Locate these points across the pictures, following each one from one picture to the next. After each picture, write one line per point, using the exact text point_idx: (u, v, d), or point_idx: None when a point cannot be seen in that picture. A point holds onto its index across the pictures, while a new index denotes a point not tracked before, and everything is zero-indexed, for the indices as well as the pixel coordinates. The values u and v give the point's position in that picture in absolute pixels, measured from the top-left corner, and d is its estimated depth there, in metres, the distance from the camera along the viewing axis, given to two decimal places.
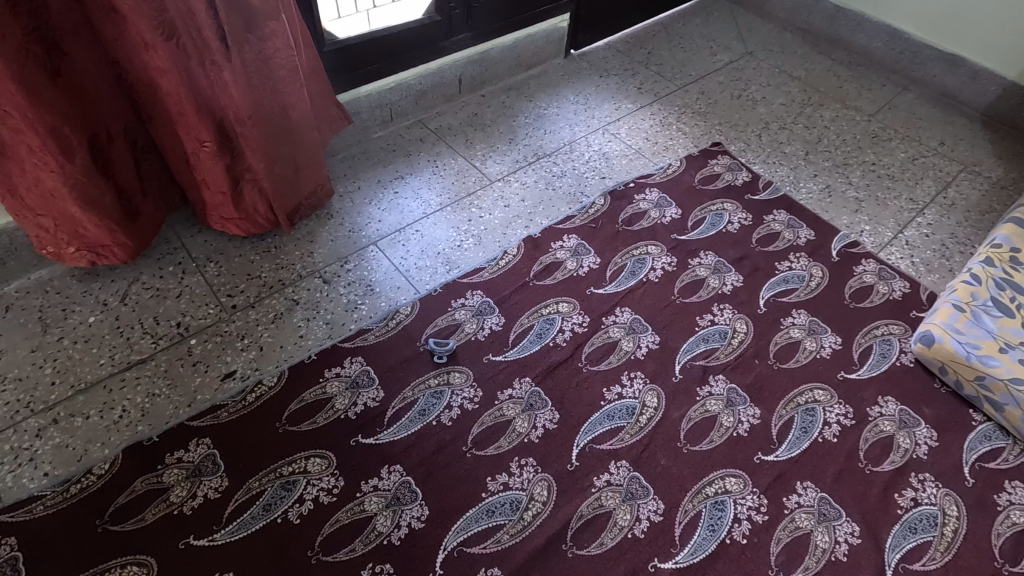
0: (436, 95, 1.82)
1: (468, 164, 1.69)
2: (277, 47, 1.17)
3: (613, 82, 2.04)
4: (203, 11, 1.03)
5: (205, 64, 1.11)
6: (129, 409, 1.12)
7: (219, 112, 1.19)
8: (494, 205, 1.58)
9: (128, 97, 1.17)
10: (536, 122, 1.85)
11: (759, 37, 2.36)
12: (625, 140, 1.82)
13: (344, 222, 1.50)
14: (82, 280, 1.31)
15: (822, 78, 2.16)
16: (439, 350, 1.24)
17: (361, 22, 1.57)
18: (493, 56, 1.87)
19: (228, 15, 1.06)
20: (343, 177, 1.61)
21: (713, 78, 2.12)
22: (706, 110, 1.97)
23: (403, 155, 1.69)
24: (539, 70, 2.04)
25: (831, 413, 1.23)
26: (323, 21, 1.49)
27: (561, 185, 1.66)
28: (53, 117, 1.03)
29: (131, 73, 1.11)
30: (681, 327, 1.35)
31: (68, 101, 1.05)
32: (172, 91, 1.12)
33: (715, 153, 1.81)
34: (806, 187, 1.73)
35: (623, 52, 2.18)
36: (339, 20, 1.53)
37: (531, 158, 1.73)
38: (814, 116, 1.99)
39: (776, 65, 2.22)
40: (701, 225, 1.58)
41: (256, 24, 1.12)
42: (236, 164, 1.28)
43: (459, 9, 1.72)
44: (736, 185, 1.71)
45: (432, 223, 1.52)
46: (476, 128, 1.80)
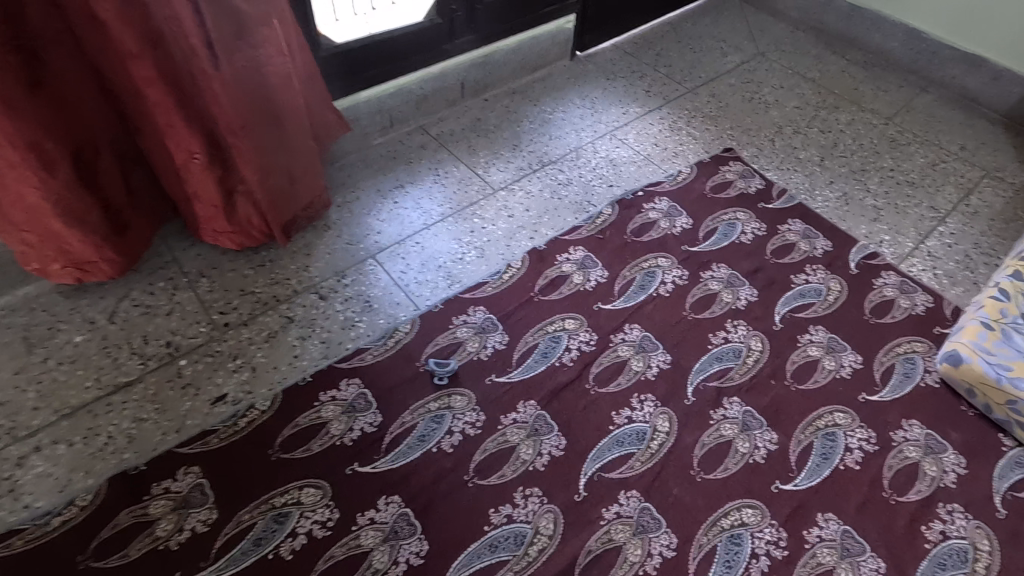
0: (438, 100, 1.76)
1: (470, 172, 1.63)
2: (270, 54, 1.12)
3: (620, 84, 1.98)
4: (190, 18, 0.97)
5: (194, 73, 1.05)
6: (116, 435, 1.07)
7: (209, 122, 1.14)
8: (497, 215, 1.52)
9: (114, 107, 1.12)
10: (541, 127, 1.79)
11: (770, 37, 2.29)
12: (633, 145, 1.76)
13: (342, 234, 1.44)
14: (70, 297, 1.25)
15: (837, 79, 2.09)
16: (441, 371, 1.19)
17: (359, 25, 1.52)
18: (496, 59, 1.81)
19: (217, 22, 1.00)
20: (342, 186, 1.55)
21: (723, 80, 2.05)
22: (717, 114, 1.90)
23: (403, 163, 1.63)
24: (544, 73, 1.97)
25: (853, 438, 1.16)
26: (319, 25, 1.44)
27: (567, 193, 1.59)
28: (34, 131, 0.97)
29: (116, 83, 1.06)
30: (693, 345, 1.29)
31: (50, 113, 1.00)
32: (159, 101, 1.06)
33: (727, 158, 1.74)
34: (823, 194, 1.66)
35: (630, 53, 2.11)
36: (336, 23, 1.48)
37: (537, 165, 1.67)
38: (829, 119, 1.92)
39: (788, 65, 2.15)
40: (714, 236, 1.52)
41: (247, 31, 1.06)
42: (229, 176, 1.23)
43: (462, 11, 1.66)
44: (750, 193, 1.65)
45: (434, 235, 1.46)
46: (479, 134, 1.74)
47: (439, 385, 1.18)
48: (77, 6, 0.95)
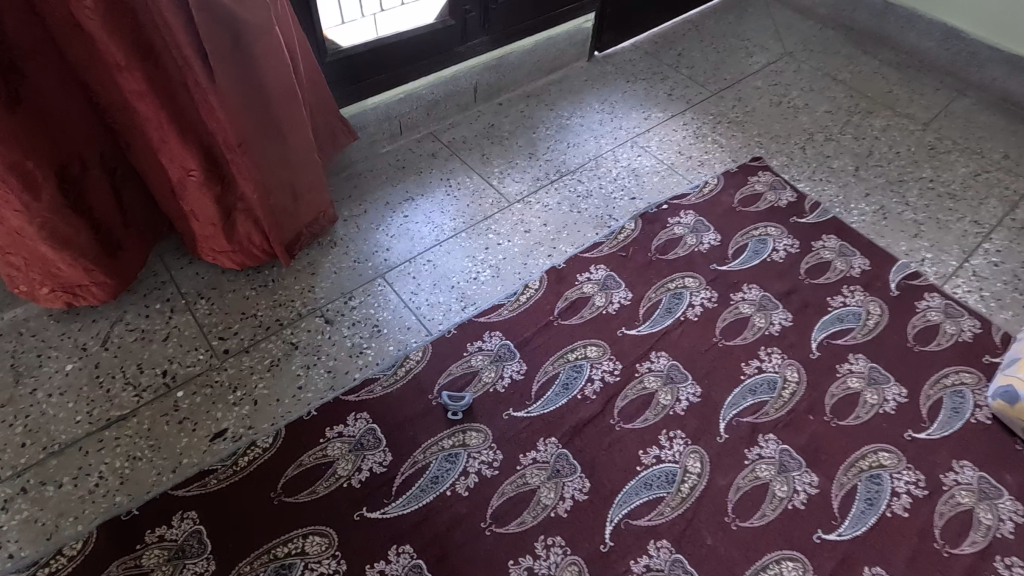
0: (449, 105, 1.67)
1: (484, 183, 1.54)
2: (271, 64, 1.03)
3: (641, 87, 1.87)
4: (182, 28, 0.88)
5: (189, 85, 0.97)
6: (107, 475, 1.00)
7: (206, 137, 1.06)
8: (513, 230, 1.44)
9: (104, 121, 1.03)
10: (558, 134, 1.69)
11: (798, 35, 2.17)
12: (656, 154, 1.66)
13: (349, 252, 1.36)
14: (61, 321, 1.18)
15: (870, 81, 1.98)
16: (454, 405, 1.11)
17: (366, 28, 1.43)
18: (511, 62, 1.72)
19: (213, 31, 0.91)
20: (348, 198, 1.47)
21: (749, 82, 1.94)
22: (745, 119, 1.80)
23: (413, 173, 1.54)
24: (561, 75, 1.87)
25: (900, 481, 1.08)
26: (324, 28, 1.36)
27: (587, 206, 1.50)
28: (15, 150, 0.89)
29: (105, 96, 0.98)
30: (724, 375, 1.20)
31: (33, 131, 0.91)
32: (151, 116, 0.98)
33: (756, 168, 1.64)
34: (859, 208, 1.56)
35: (651, 53, 2.01)
36: (342, 26, 1.39)
37: (554, 175, 1.58)
38: (863, 125, 1.81)
39: (818, 66, 2.03)
40: (744, 253, 1.43)
41: (246, 40, 0.97)
42: (228, 194, 1.14)
43: (476, 12, 1.56)
44: (781, 206, 1.55)
45: (446, 252, 1.38)
46: (493, 141, 1.65)
47: (452, 420, 1.10)
48: (60, 14, 0.87)
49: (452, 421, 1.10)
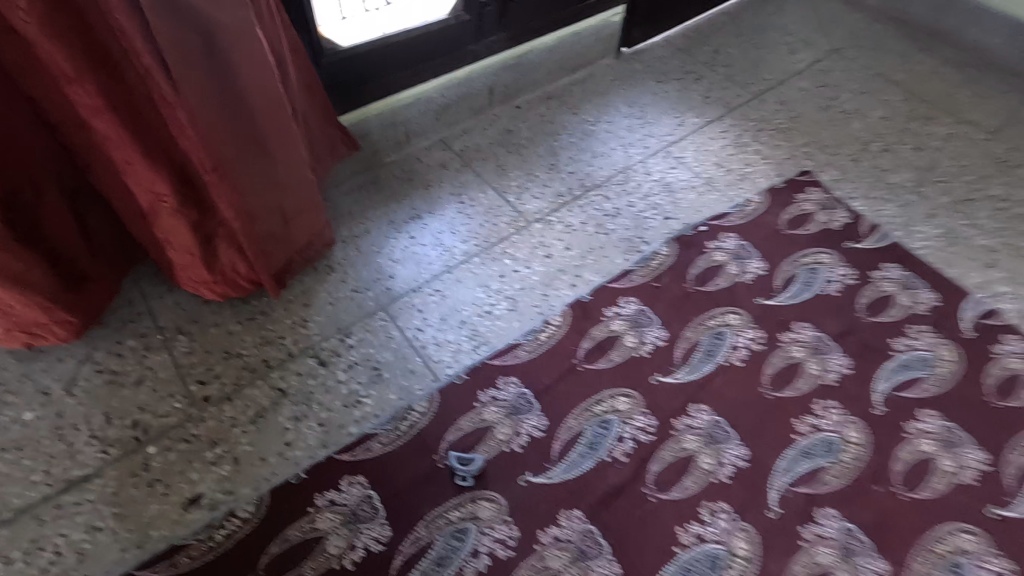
0: (462, 110, 1.50)
1: (500, 199, 1.38)
2: (254, 74, 0.87)
3: (674, 88, 1.69)
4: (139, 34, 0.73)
5: (154, 100, 0.81)
6: (64, 551, 0.87)
7: (179, 158, 0.91)
8: (532, 255, 1.28)
9: (59, 137, 0.89)
10: (582, 142, 1.52)
11: (846, 29, 1.97)
12: (691, 166, 1.49)
13: (347, 280, 1.21)
14: (22, 360, 1.05)
15: (929, 82, 1.78)
16: (465, 468, 0.97)
17: (371, 24, 1.25)
18: (531, 61, 1.54)
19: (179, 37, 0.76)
20: (348, 216, 1.31)
21: (794, 83, 1.75)
22: (790, 125, 1.62)
23: (421, 186, 1.39)
24: (584, 74, 1.70)
25: (984, 571, 0.92)
26: (321, 25, 1.17)
27: (615, 228, 1.34)
28: None
29: (56, 111, 0.83)
30: (775, 434, 1.05)
31: None
32: (111, 135, 0.83)
33: (804, 184, 1.46)
34: (922, 231, 1.38)
35: (684, 49, 1.82)
36: (343, 23, 1.21)
37: (577, 190, 1.41)
38: (923, 133, 1.62)
39: (870, 64, 1.83)
40: (793, 285, 1.26)
41: (222, 46, 0.82)
42: (206, 220, 1.00)
43: (493, 5, 1.38)
44: (834, 228, 1.38)
45: (456, 281, 1.22)
46: (510, 151, 1.48)
47: (463, 486, 0.96)
48: None
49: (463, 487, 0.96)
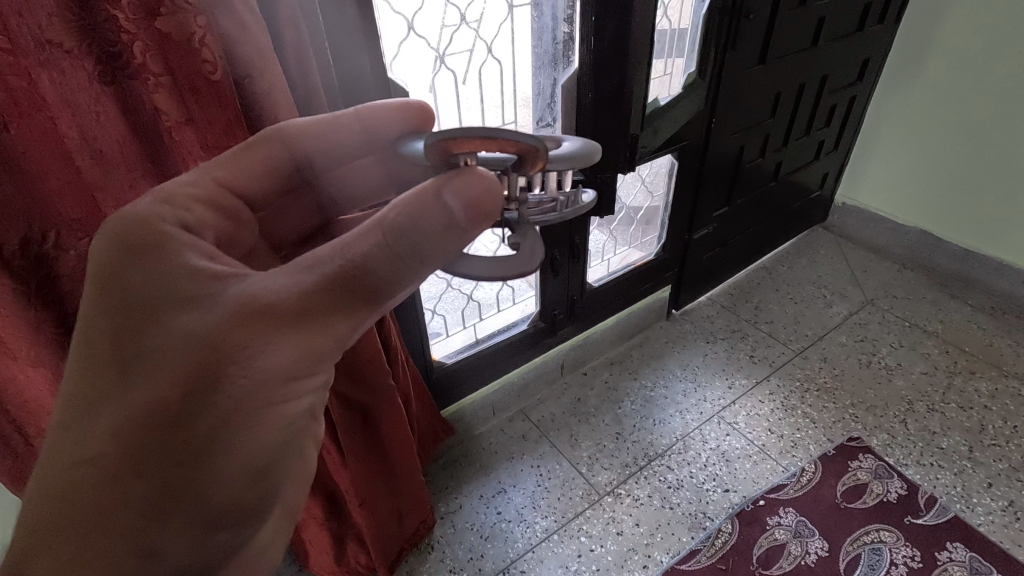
0: (539, 383, 1.80)
1: (574, 470, 1.58)
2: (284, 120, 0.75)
3: (722, 350, 1.96)
4: (228, 99, 0.70)
5: (202, 94, 0.68)
6: None
7: (232, 120, 0.72)
8: (605, 531, 1.43)
9: (133, 94, 0.68)
10: (643, 408, 1.75)
11: (877, 278, 2.26)
12: (746, 434, 1.66)
13: (445, 560, 1.39)
14: None
15: (964, 334, 1.98)
16: (568, 149, 0.63)
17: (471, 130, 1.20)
18: (596, 339, 1.87)
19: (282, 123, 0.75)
20: (445, 491, 1.55)
21: (833, 337, 1.98)
22: (834, 386, 1.80)
23: (506, 458, 1.62)
24: (641, 339, 2.02)
25: None
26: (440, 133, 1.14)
27: (678, 502, 1.49)
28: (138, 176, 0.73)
29: (176, 165, 0.74)
30: None
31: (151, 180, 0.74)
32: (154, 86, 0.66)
33: (856, 450, 1.60)
34: (983, 503, 1.46)
35: (727, 307, 2.15)
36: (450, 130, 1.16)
37: (642, 461, 1.60)
38: (968, 390, 1.77)
39: (905, 317, 2.07)
40: (858, 568, 1.33)
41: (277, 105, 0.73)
42: (340, 509, 1.22)
43: (563, 311, 1.70)
44: (891, 500, 1.47)
45: (541, 559, 1.38)
46: (581, 419, 1.73)
47: (549, 165, 0.61)
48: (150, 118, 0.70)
49: (545, 162, 0.60)
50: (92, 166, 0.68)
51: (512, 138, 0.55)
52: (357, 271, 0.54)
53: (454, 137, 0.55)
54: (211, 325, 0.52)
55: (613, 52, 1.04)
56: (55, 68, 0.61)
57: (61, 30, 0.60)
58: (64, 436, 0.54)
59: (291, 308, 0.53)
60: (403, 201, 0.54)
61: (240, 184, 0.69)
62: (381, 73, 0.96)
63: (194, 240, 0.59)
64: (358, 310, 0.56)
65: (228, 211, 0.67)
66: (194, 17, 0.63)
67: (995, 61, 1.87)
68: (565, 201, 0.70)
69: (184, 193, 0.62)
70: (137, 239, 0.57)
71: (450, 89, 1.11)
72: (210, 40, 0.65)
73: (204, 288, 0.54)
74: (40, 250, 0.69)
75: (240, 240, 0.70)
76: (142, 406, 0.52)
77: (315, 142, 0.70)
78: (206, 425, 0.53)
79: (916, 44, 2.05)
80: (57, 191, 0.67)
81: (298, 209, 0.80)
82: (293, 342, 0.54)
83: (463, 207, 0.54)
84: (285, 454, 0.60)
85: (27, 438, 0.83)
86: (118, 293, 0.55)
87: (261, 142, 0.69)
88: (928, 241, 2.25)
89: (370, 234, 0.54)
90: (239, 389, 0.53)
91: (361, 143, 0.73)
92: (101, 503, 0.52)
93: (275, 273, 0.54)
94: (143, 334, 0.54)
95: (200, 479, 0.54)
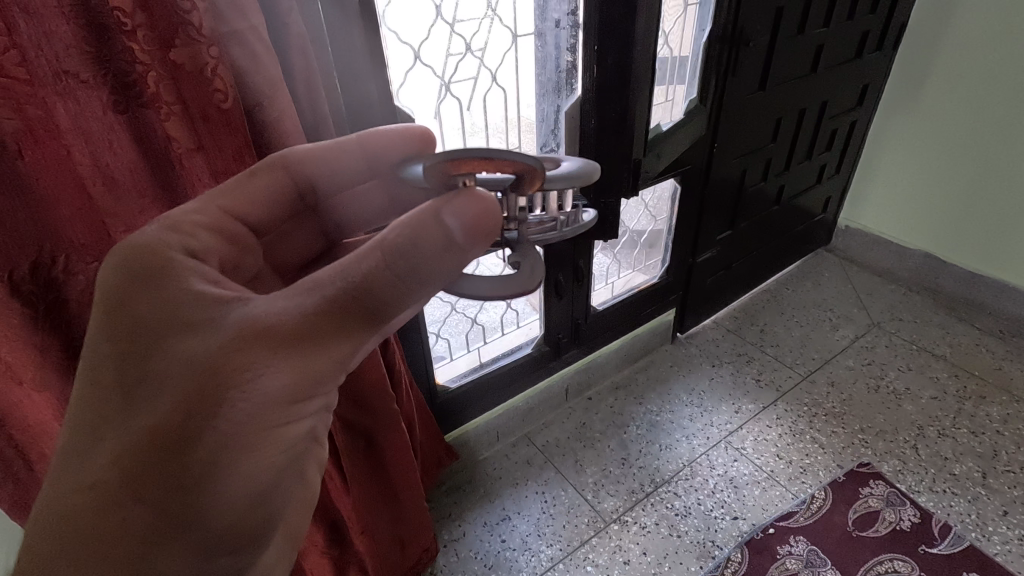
0: (544, 408, 1.78)
1: (580, 497, 1.55)
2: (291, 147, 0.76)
3: (728, 374, 1.94)
4: (238, 128, 0.71)
5: (212, 123, 0.69)
6: None
7: (241, 148, 0.73)
8: (612, 560, 1.40)
9: (146, 123, 0.69)
10: (650, 433, 1.73)
11: (883, 301, 2.25)
12: (754, 459, 1.63)
13: None
14: None
15: (974, 357, 1.96)
16: (567, 169, 0.64)
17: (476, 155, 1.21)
18: (600, 362, 1.86)
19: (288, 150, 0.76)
20: (449, 518, 1.52)
21: (841, 361, 1.97)
22: (842, 410, 1.78)
23: (510, 485, 1.60)
24: (646, 362, 2.01)
25: None
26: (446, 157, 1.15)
27: (686, 530, 1.46)
28: (150, 203, 0.74)
29: (186, 191, 0.75)
30: None
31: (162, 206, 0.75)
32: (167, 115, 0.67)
33: (866, 476, 1.57)
34: (999, 532, 1.42)
35: (732, 330, 2.14)
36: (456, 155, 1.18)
37: (648, 487, 1.57)
38: (979, 415, 1.74)
39: (912, 340, 2.05)
40: None
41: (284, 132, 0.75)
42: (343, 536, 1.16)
43: (568, 335, 1.69)
44: (904, 528, 1.44)
45: None
46: (586, 444, 1.71)
47: (546, 184, 0.61)
48: (161, 146, 0.72)
49: (542, 181, 0.60)
50: (104, 193, 0.69)
51: (508, 158, 0.56)
52: (358, 293, 0.54)
53: (453, 159, 0.56)
54: (212, 348, 0.52)
55: (615, 79, 1.06)
56: (71, 98, 0.63)
57: (78, 61, 0.62)
58: (67, 462, 0.54)
59: (292, 330, 0.53)
60: (402, 223, 0.55)
61: (243, 210, 0.69)
62: (387, 100, 0.98)
63: (199, 265, 0.59)
64: (358, 332, 0.56)
65: (232, 237, 0.67)
66: (208, 48, 0.65)
67: (994, 86, 1.89)
68: (565, 221, 0.71)
69: (187, 219, 0.63)
70: (143, 264, 0.57)
71: (455, 116, 1.13)
72: (223, 70, 0.66)
73: (206, 312, 0.55)
74: (50, 275, 0.69)
75: (244, 265, 0.70)
76: (143, 430, 0.52)
77: (317, 167, 0.71)
78: (206, 448, 0.52)
79: (915, 70, 2.08)
80: (69, 218, 0.68)
81: (301, 233, 0.81)
82: (294, 364, 0.54)
83: (463, 228, 0.54)
84: (285, 477, 0.60)
85: (30, 464, 0.82)
86: (122, 316, 0.55)
87: (263, 169, 0.69)
88: (933, 264, 2.24)
89: (369, 256, 0.54)
90: (239, 411, 0.53)
91: (365, 166, 0.74)
92: (102, 529, 0.52)
93: (277, 295, 0.55)
94: (145, 358, 0.54)
95: (201, 504, 0.53)
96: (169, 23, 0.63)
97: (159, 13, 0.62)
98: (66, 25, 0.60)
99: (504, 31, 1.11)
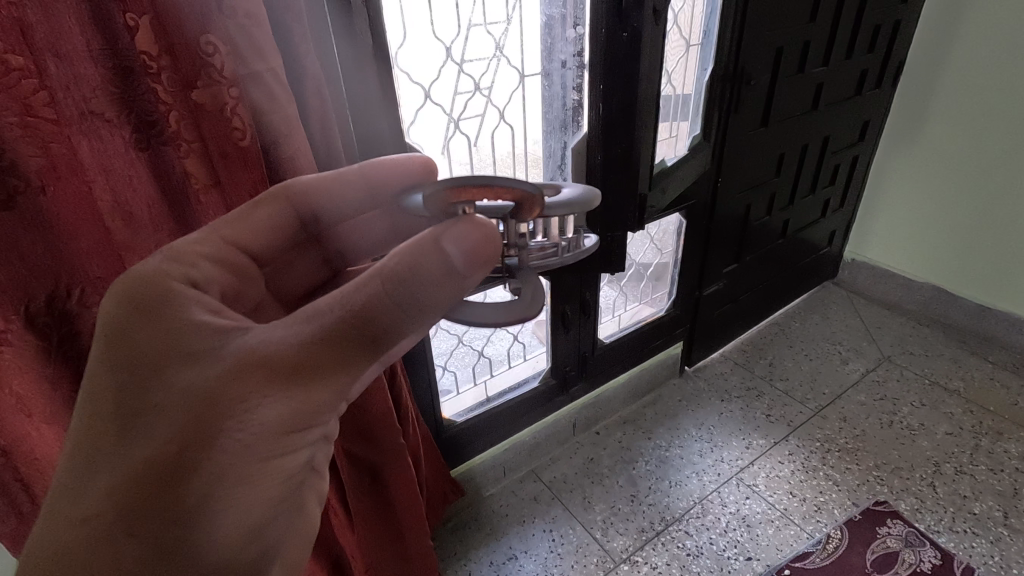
0: (551, 442, 1.76)
1: (588, 535, 1.52)
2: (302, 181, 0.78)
3: (738, 408, 1.91)
4: (253, 165, 0.73)
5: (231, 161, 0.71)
6: None
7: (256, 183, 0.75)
8: None
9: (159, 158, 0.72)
10: (659, 469, 1.70)
11: (892, 334, 2.23)
12: (765, 496, 1.59)
13: None
14: None
15: (987, 392, 1.94)
16: (567, 197, 0.65)
17: None
18: (607, 397, 1.84)
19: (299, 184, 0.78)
20: (453, 557, 1.49)
21: (853, 396, 1.94)
22: (856, 446, 1.74)
23: (516, 522, 1.57)
24: (654, 396, 1.99)
25: None
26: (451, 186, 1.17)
27: (699, 570, 1.42)
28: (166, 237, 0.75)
29: (199, 224, 0.77)
30: None
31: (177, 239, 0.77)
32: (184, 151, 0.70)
33: (883, 515, 1.52)
34: None
35: (742, 364, 2.12)
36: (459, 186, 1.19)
37: (659, 525, 1.53)
38: (997, 451, 1.70)
39: (924, 373, 2.03)
40: None
41: (296, 166, 0.76)
42: None
43: (574, 368, 1.68)
44: (924, 570, 1.39)
45: None
46: (594, 480, 1.68)
47: (546, 211, 0.62)
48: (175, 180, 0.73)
49: (542, 208, 0.61)
50: (122, 227, 0.70)
51: (508, 185, 0.57)
52: (357, 320, 0.55)
53: (453, 186, 0.57)
54: (211, 379, 0.52)
55: (622, 117, 1.08)
56: (94, 135, 0.65)
57: (103, 100, 0.64)
58: (65, 496, 0.54)
59: (289, 359, 0.53)
60: (398, 251, 0.55)
61: (245, 241, 0.70)
62: (399, 136, 1.00)
63: (198, 295, 0.60)
64: (357, 361, 0.56)
65: (235, 267, 0.68)
66: (228, 89, 0.66)
67: (994, 121, 1.92)
68: (566, 246, 0.71)
69: (190, 250, 0.64)
70: (145, 296, 0.58)
71: (464, 151, 1.16)
72: (242, 110, 0.68)
73: (204, 342, 0.55)
74: (65, 306, 0.70)
75: (246, 294, 0.71)
76: (141, 461, 0.51)
77: (319, 198, 0.73)
78: (203, 478, 0.52)
79: (915, 106, 2.12)
80: (87, 251, 0.70)
81: (305, 263, 0.82)
82: (292, 395, 0.54)
83: (462, 255, 0.55)
84: (280, 509, 0.59)
85: (34, 498, 0.81)
86: (124, 347, 0.56)
87: (266, 200, 0.70)
88: (942, 296, 2.23)
89: (366, 285, 0.55)
90: (237, 442, 0.53)
91: (368, 197, 0.75)
92: (97, 563, 0.51)
93: (275, 325, 0.55)
94: (145, 389, 0.54)
95: (197, 536, 0.52)
96: (194, 66, 0.65)
97: (183, 55, 0.64)
98: (93, 67, 0.62)
99: (510, 71, 1.14)
